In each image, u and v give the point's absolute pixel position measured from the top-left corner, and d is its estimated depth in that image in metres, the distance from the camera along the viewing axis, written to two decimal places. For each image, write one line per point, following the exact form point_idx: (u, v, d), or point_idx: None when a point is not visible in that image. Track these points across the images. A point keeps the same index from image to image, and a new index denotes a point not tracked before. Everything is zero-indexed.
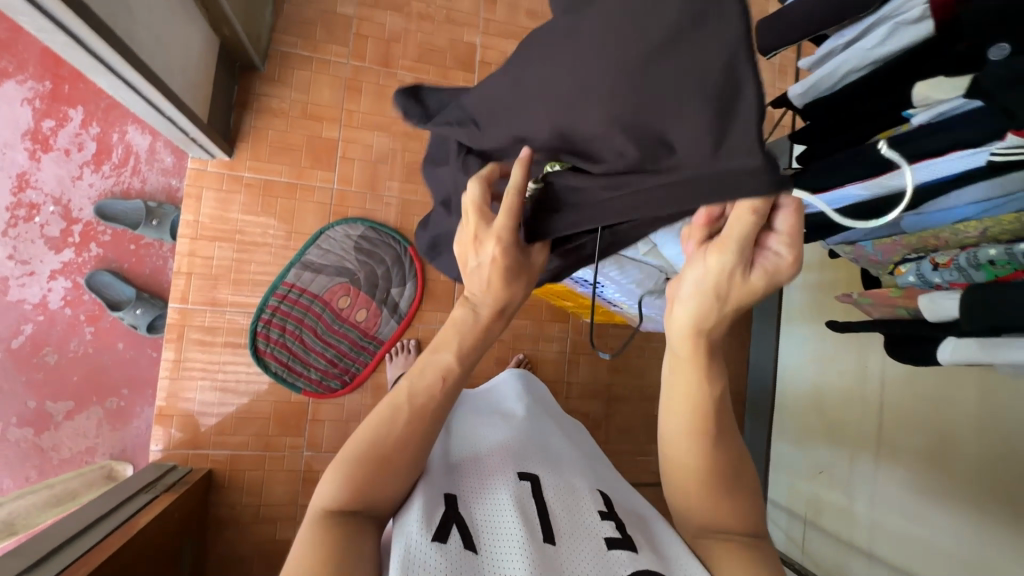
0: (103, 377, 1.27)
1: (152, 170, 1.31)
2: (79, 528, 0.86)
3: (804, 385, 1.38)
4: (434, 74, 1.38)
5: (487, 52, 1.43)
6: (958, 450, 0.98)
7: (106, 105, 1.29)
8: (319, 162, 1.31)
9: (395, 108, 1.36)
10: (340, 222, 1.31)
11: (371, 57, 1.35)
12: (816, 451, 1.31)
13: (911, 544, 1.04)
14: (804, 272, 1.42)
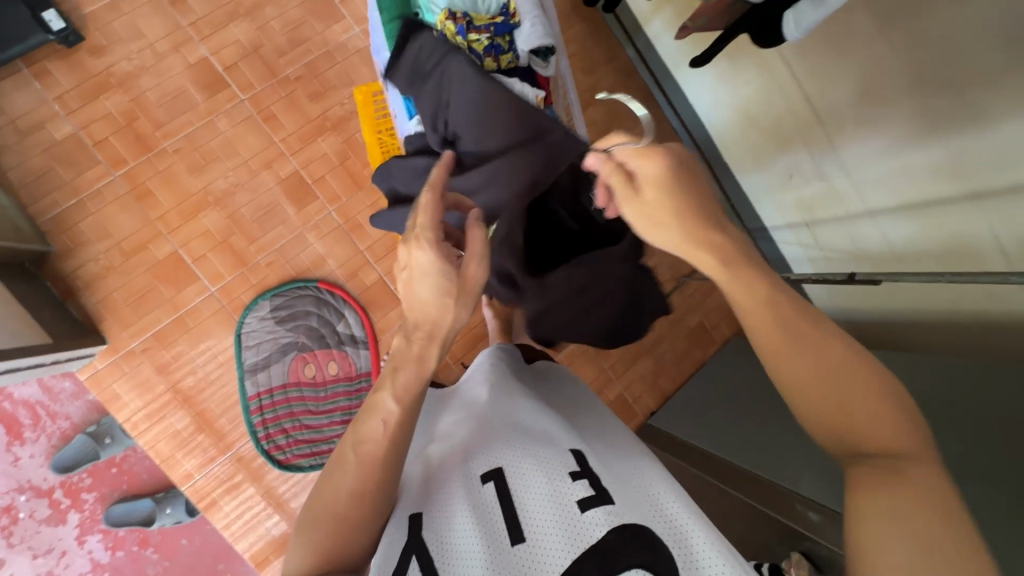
0: (195, 571, 1.32)
1: (65, 402, 1.26)
2: None
3: (731, 111, 1.32)
4: (200, 120, 1.23)
5: (224, 53, 1.25)
6: (885, 70, 0.93)
7: None
8: (179, 280, 1.22)
9: (194, 177, 1.23)
10: (246, 312, 1.24)
11: (133, 154, 1.21)
12: (779, 164, 1.28)
13: (896, 179, 1.02)
14: (658, 14, 1.32)
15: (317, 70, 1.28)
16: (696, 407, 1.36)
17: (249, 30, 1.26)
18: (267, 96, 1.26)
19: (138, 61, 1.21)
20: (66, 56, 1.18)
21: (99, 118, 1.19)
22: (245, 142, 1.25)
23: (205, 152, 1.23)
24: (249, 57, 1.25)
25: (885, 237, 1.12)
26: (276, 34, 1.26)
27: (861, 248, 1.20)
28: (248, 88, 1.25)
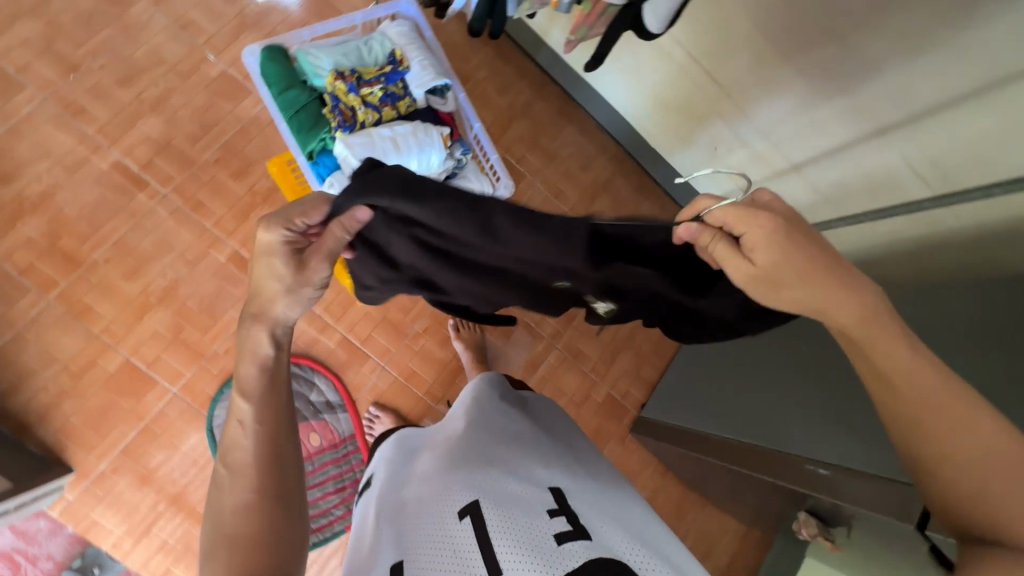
0: None
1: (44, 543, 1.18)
2: None
3: (644, 99, 1.36)
4: (124, 223, 1.21)
5: (137, 152, 1.23)
6: (773, 35, 0.98)
7: None
8: (137, 389, 1.18)
9: (131, 282, 1.20)
10: (213, 405, 1.20)
11: (63, 273, 1.18)
12: (701, 140, 1.31)
13: (810, 129, 1.06)
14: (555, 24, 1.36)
15: (234, 147, 1.27)
16: (678, 389, 1.37)
17: (158, 124, 1.25)
18: (189, 184, 1.25)
19: (49, 179, 1.19)
20: None
21: (19, 244, 1.16)
22: (176, 234, 1.23)
23: (137, 254, 1.21)
24: (163, 151, 1.24)
25: (815, 186, 1.15)
26: (186, 122, 1.26)
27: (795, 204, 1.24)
28: (169, 182, 1.24)
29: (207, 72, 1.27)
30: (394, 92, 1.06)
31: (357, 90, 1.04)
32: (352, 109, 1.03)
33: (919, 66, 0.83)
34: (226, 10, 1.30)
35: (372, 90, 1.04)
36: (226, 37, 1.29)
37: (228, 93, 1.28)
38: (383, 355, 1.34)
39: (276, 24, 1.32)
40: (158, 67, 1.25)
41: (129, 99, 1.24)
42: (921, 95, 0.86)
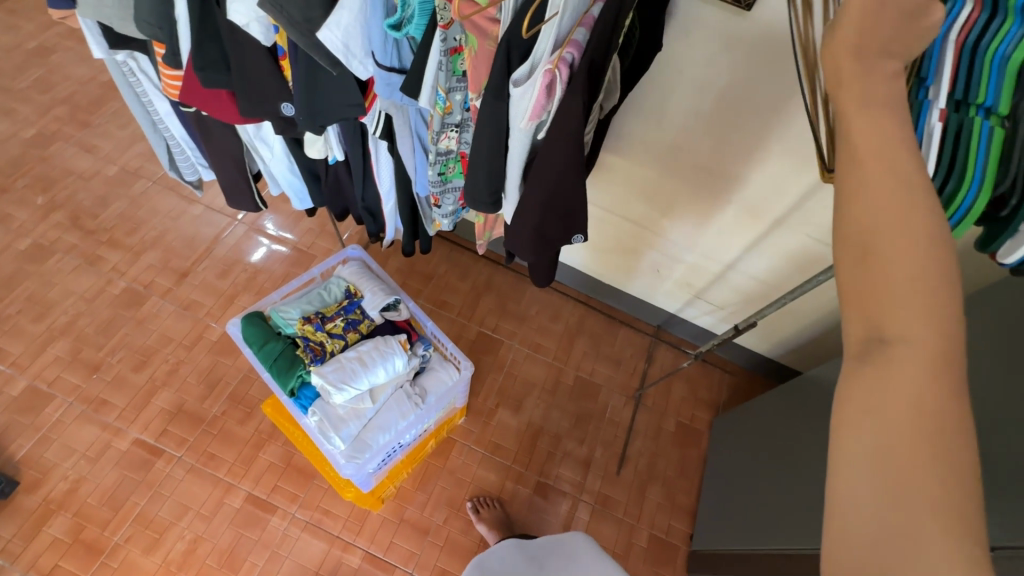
0: None
1: None
2: None
3: (584, 252, 1.54)
4: (143, 497, 1.27)
5: (151, 423, 1.35)
6: (660, 180, 1.20)
7: None
8: None
9: (152, 554, 1.22)
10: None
11: (86, 566, 1.20)
12: (641, 267, 1.47)
13: (720, 234, 1.24)
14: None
15: (241, 394, 1.40)
16: (721, 508, 1.29)
17: (169, 393, 1.39)
18: (202, 441, 1.34)
19: (74, 473, 1.28)
20: (3, 509, 1.23)
21: (46, 547, 1.21)
22: (191, 492, 1.29)
23: (157, 524, 1.25)
24: (177, 418, 1.36)
25: (751, 273, 1.30)
26: (194, 385, 1.40)
27: (746, 293, 1.37)
28: (184, 445, 1.33)
29: (209, 336, 1.47)
30: (355, 318, 1.23)
31: (324, 325, 1.20)
32: (322, 341, 1.19)
33: (775, 167, 1.03)
34: (222, 283, 1.54)
35: (338, 322, 1.21)
36: (222, 303, 1.52)
37: (230, 348, 1.46)
38: (408, 561, 1.29)
39: (262, 279, 1.56)
40: (167, 344, 1.45)
41: (146, 379, 1.40)
42: (790, 187, 1.06)
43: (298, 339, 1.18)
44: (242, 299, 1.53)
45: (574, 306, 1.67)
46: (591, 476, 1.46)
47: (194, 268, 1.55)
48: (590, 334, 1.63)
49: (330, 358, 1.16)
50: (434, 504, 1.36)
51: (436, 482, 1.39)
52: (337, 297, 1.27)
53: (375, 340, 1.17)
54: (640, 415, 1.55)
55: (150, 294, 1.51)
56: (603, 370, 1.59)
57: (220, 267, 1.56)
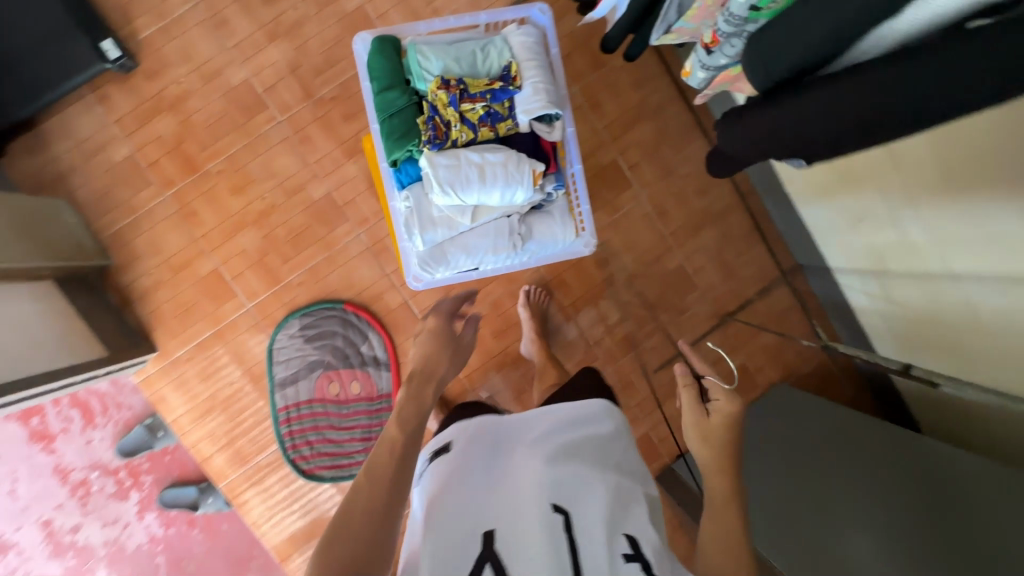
0: None
1: (147, 521, 1.41)
2: None
3: None
4: (216, 286, 1.26)
5: (211, 197, 1.24)
6: (995, 169, 0.76)
7: (71, 525, 1.40)
8: (224, 425, 1.29)
9: (210, 327, 1.26)
10: (274, 335, 1.27)
11: (150, 318, 1.24)
12: (843, 205, 1.11)
13: (985, 242, 0.85)
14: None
15: (316, 203, 1.26)
16: None
17: (229, 169, 1.24)
18: (274, 242, 1.26)
19: (136, 228, 1.23)
20: None
21: (126, 307, 1.24)
22: (251, 282, 1.26)
23: (216, 301, 1.26)
24: (251, 212, 1.25)
25: (969, 299, 0.93)
26: (257, 169, 1.25)
27: (935, 312, 1.02)
28: (256, 241, 1.26)
29: (275, 114, 1.24)
30: (496, 113, 0.85)
31: (461, 102, 0.83)
32: (446, 122, 0.84)
33: None
34: (306, 59, 1.23)
35: (477, 107, 0.84)
36: (293, 75, 1.23)
37: (298, 136, 1.25)
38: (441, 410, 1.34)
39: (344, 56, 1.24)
40: (228, 109, 1.23)
41: (216, 161, 1.24)
42: None
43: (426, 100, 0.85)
44: (315, 76, 1.24)
45: (708, 206, 1.36)
46: (646, 385, 1.37)
47: (263, 14, 1.22)
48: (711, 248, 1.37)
49: (449, 149, 0.83)
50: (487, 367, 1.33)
51: (494, 347, 1.34)
52: (491, 66, 0.88)
53: (508, 156, 0.83)
54: (712, 336, 1.39)
55: (209, 34, 1.22)
56: (701, 296, 1.38)
57: (296, 23, 1.23)
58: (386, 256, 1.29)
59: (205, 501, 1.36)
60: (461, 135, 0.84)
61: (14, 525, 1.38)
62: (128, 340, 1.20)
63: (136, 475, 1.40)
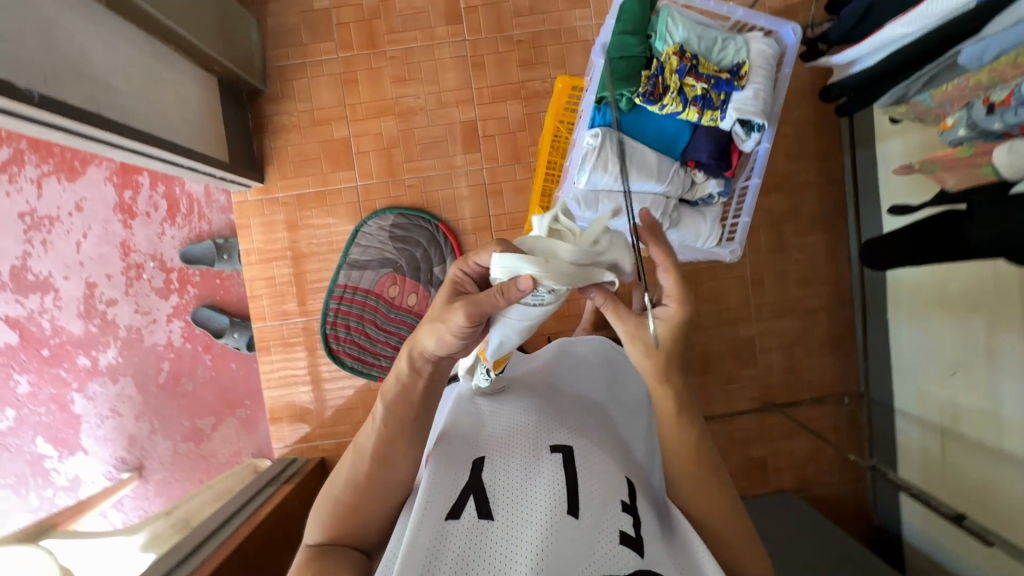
0: (210, 460, 1.50)
1: (171, 327, 1.48)
2: (208, 532, 1.02)
3: (920, 277, 1.14)
4: (340, 153, 1.32)
5: (376, 74, 1.31)
6: None
7: (106, 298, 1.46)
8: (286, 275, 1.35)
9: (317, 185, 1.33)
10: (371, 216, 1.32)
11: (273, 152, 1.32)
12: (945, 353, 1.09)
13: None
14: (899, 135, 1.14)
15: (459, 123, 1.32)
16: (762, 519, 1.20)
17: (403, 59, 1.31)
18: (408, 139, 1.32)
19: (300, 70, 1.31)
20: None
21: (259, 135, 1.32)
22: (370, 163, 1.32)
23: (333, 164, 1.32)
24: (402, 105, 1.31)
25: None
26: (426, 70, 1.31)
27: (991, 492, 1.00)
28: (393, 131, 1.32)
29: (466, 31, 1.30)
30: (713, 100, 0.73)
31: (688, 75, 0.72)
32: (665, 87, 0.73)
33: None
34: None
35: (702, 84, 0.72)
36: (497, 5, 1.30)
37: (474, 58, 1.31)
38: None
39: (550, 11, 1.30)
40: (427, 7, 1.30)
41: (395, 48, 1.31)
42: None
43: (652, 61, 0.74)
44: (516, 16, 1.30)
45: (803, 297, 1.36)
46: None
47: None
48: (791, 332, 1.36)
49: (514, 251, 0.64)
50: (534, 341, 1.34)
51: (550, 326, 1.34)
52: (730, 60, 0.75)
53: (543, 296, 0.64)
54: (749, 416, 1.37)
55: None
56: (756, 373, 1.37)
57: None
58: (494, 199, 1.33)
59: (230, 334, 1.43)
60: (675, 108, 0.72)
61: (63, 273, 1.45)
62: (247, 162, 1.27)
63: (184, 282, 1.47)
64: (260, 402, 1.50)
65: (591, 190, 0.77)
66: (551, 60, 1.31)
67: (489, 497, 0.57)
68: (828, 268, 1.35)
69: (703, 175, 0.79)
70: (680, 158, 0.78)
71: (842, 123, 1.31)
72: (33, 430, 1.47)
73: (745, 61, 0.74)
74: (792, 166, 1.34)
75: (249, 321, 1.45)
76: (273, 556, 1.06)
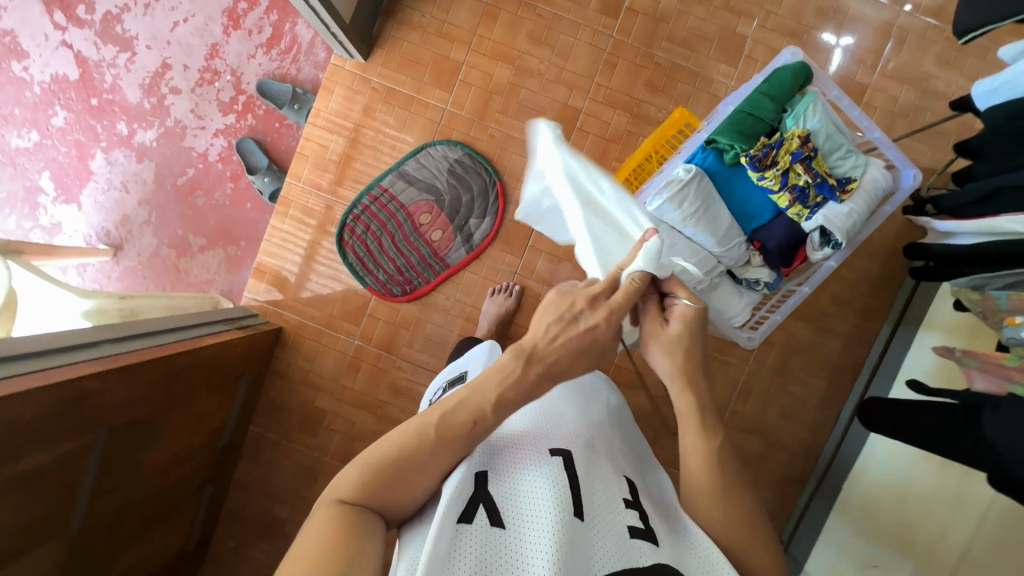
0: (180, 275, 1.51)
1: (213, 142, 1.49)
2: (150, 330, 1.03)
3: (888, 466, 1.13)
4: (447, 72, 1.33)
5: (516, 21, 1.31)
6: None
7: (172, 86, 1.48)
8: (340, 151, 1.35)
9: (409, 89, 1.33)
10: (442, 142, 1.33)
11: (389, 38, 1.33)
12: (875, 546, 1.09)
13: None
14: (945, 331, 1.13)
15: (563, 105, 1.32)
16: None
17: (547, 22, 1.31)
18: (512, 93, 1.32)
19: None
20: None
21: (385, 16, 1.33)
22: (466, 96, 1.33)
23: (433, 78, 1.33)
24: (523, 61, 1.32)
25: None
26: (561, 43, 1.31)
27: None
28: (503, 80, 1.32)
29: (615, 28, 1.31)
30: (809, 198, 0.74)
31: (799, 162, 0.74)
32: (774, 162, 0.74)
33: None
34: (674, 25, 1.30)
35: (806, 178, 0.73)
36: (655, 19, 1.30)
37: (608, 55, 1.31)
38: (461, 313, 1.35)
39: (698, 52, 1.31)
40: None
41: (546, 9, 1.31)
42: None
43: (775, 133, 0.75)
44: (666, 40, 1.30)
45: (777, 426, 1.35)
46: None
47: None
48: (753, 453, 1.35)
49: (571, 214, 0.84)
50: (520, 330, 1.34)
51: None
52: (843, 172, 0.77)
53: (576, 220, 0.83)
54: None
55: None
56: None
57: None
58: None
59: (261, 176, 1.44)
60: (773, 184, 0.73)
61: (148, 42, 1.47)
62: (362, 34, 1.28)
63: (247, 109, 1.48)
64: (253, 249, 1.50)
65: (656, 217, 0.78)
66: (674, 95, 1.31)
67: (495, 501, 0.52)
68: (814, 415, 1.35)
69: (760, 260, 0.79)
70: (748, 234, 0.79)
71: (900, 295, 1.30)
72: (45, 163, 1.49)
73: (856, 179, 0.75)
74: (834, 308, 1.33)
75: (284, 174, 1.46)
76: (195, 383, 1.07)
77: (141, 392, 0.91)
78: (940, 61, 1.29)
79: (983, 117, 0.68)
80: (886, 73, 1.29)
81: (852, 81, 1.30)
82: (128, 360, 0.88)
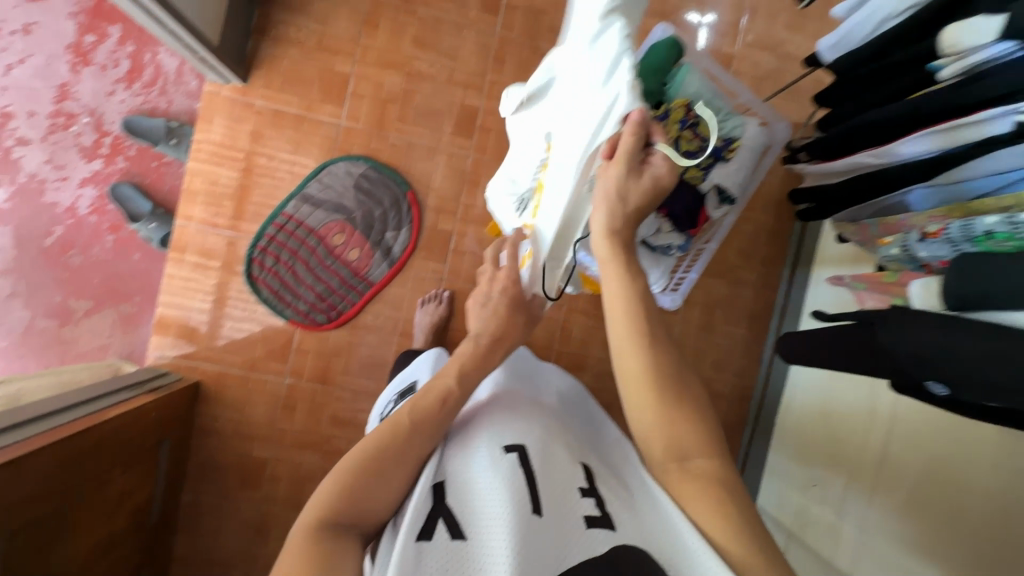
0: (67, 346, 1.34)
1: (80, 193, 1.33)
2: (39, 412, 0.91)
3: (810, 392, 1.25)
4: (335, 86, 1.28)
5: (399, 28, 1.29)
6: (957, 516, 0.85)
7: (18, 137, 1.30)
8: (232, 182, 1.26)
9: (298, 108, 1.27)
10: (343, 158, 1.28)
11: (266, 58, 1.26)
12: (812, 468, 1.20)
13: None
14: (834, 264, 1.27)
15: (462, 106, 1.32)
16: None
17: (430, 24, 1.30)
18: (407, 99, 1.30)
19: None
20: None
21: (258, 35, 1.25)
22: (360, 108, 1.29)
23: (322, 94, 1.28)
24: (413, 66, 1.30)
25: None
26: (448, 44, 1.31)
27: None
28: (396, 87, 1.30)
29: (499, 24, 1.32)
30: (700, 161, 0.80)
31: (687, 129, 0.79)
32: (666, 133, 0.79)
33: None
34: (555, 16, 1.34)
35: (696, 143, 0.79)
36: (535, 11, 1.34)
37: (496, 52, 1.33)
38: (394, 329, 1.31)
39: None
40: None
41: (427, 12, 1.30)
42: None
43: (661, 106, 0.80)
44: (549, 31, 1.34)
45: (712, 378, 1.44)
46: None
47: None
48: None
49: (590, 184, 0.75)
50: (457, 335, 1.32)
51: None
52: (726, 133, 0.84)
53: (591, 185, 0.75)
54: None
55: None
56: None
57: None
58: (468, 188, 1.33)
59: (145, 223, 1.31)
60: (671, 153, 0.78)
61: None
62: (235, 56, 1.20)
63: (115, 151, 1.33)
64: (150, 303, 1.36)
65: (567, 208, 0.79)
66: None
67: (454, 511, 0.51)
68: (742, 362, 1.45)
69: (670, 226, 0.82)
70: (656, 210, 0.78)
71: (793, 239, 1.44)
72: None
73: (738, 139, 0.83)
74: (742, 260, 1.45)
75: (172, 216, 1.34)
76: (106, 459, 0.95)
77: (41, 482, 0.79)
78: (789, 27, 1.43)
79: (834, 67, 0.77)
80: (748, 42, 1.42)
81: (719, 53, 1.41)
82: (18, 450, 0.77)
